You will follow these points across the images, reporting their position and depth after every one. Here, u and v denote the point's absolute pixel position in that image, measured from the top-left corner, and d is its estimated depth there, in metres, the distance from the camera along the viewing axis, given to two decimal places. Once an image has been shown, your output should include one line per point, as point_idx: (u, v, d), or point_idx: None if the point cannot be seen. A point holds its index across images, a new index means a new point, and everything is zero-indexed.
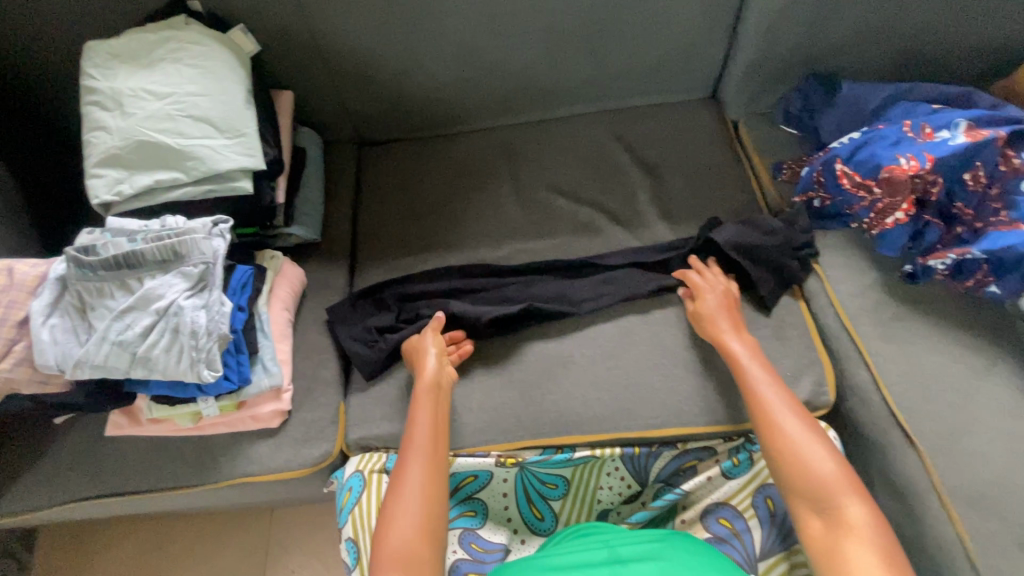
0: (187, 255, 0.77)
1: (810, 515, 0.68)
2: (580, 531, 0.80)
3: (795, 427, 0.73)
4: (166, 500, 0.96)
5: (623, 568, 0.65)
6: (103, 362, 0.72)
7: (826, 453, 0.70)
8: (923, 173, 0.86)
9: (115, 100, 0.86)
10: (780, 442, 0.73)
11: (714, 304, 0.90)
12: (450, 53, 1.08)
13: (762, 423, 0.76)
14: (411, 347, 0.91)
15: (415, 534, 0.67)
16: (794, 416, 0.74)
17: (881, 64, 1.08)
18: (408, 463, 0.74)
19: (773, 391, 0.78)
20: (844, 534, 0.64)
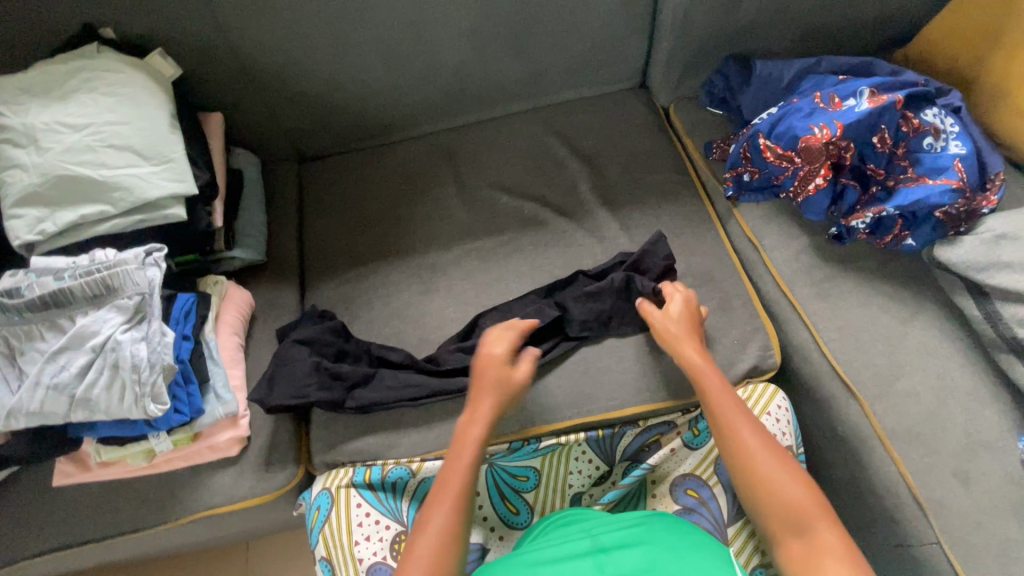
0: (120, 288, 0.74)
1: (788, 540, 0.68)
2: (558, 521, 0.81)
3: (765, 455, 0.73)
4: (127, 545, 0.92)
5: (606, 558, 0.67)
6: (39, 408, 0.69)
7: (794, 476, 0.71)
8: (835, 141, 0.91)
9: (28, 135, 0.82)
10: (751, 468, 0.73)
11: (681, 328, 0.88)
12: (378, 61, 1.08)
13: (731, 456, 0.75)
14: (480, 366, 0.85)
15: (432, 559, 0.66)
16: (764, 446, 0.74)
17: (791, 41, 1.15)
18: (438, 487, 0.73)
19: (743, 418, 0.77)
20: (822, 556, 0.64)
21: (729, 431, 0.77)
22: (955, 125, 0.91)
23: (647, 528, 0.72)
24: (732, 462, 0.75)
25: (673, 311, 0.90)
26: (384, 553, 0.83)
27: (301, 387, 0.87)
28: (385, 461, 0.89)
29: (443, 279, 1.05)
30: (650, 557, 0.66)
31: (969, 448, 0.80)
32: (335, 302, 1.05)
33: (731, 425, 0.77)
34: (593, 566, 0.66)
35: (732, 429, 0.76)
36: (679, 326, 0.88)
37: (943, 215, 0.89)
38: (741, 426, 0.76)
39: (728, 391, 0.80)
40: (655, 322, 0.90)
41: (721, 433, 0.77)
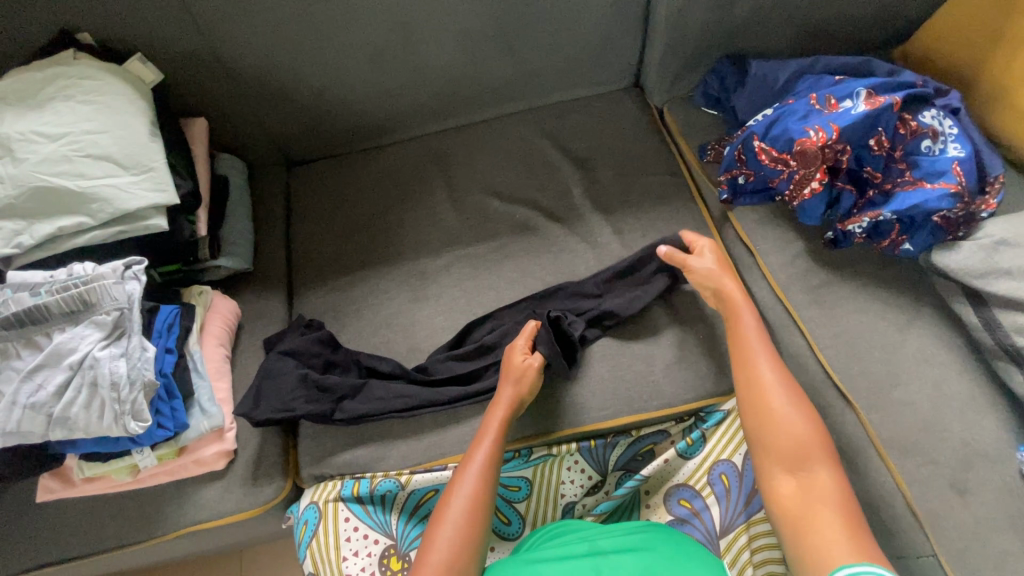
0: (98, 303, 0.73)
1: (783, 475, 0.71)
2: (554, 531, 0.79)
3: (777, 394, 0.76)
4: (114, 560, 0.91)
5: (603, 560, 0.67)
6: (15, 428, 0.67)
7: (803, 418, 0.74)
8: (831, 143, 0.88)
9: (2, 145, 0.80)
10: (761, 408, 0.76)
11: (716, 268, 0.89)
12: (365, 64, 1.06)
13: (746, 383, 0.79)
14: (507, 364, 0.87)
15: (449, 549, 0.69)
16: (780, 380, 0.77)
17: (787, 40, 1.12)
18: (459, 478, 0.76)
19: (762, 351, 0.81)
20: (814, 497, 0.68)
21: (746, 361, 0.81)
22: (954, 126, 0.88)
23: (645, 534, 0.71)
24: (747, 396, 0.79)
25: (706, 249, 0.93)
26: (372, 568, 0.82)
27: (288, 401, 0.86)
28: (373, 474, 0.87)
29: (434, 286, 1.03)
30: (645, 561, 0.65)
31: (967, 458, 0.79)
32: (324, 310, 1.03)
33: (751, 359, 0.81)
34: (590, 568, 0.66)
35: (751, 365, 0.80)
36: (713, 267, 0.90)
37: (940, 219, 0.86)
38: (759, 361, 0.80)
39: (756, 330, 0.83)
40: (687, 263, 0.91)
41: (741, 364, 0.81)
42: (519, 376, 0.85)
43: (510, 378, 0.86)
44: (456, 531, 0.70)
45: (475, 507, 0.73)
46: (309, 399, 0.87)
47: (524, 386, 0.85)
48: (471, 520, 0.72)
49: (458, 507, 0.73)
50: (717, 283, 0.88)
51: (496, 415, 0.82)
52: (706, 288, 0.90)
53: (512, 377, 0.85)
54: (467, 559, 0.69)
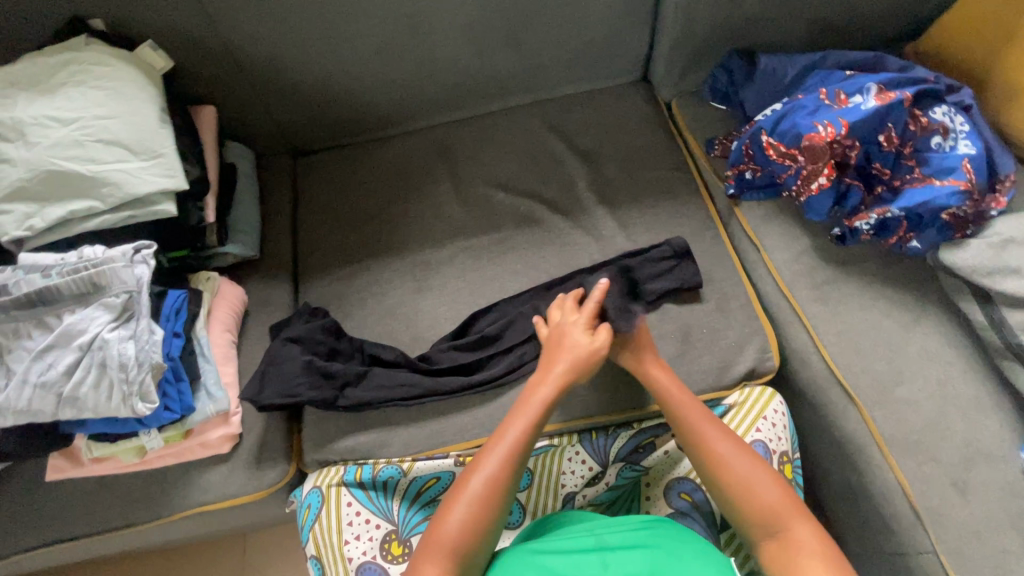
0: (108, 286, 0.74)
1: (765, 541, 0.68)
2: (557, 521, 0.80)
3: (729, 456, 0.73)
4: (121, 539, 0.93)
5: (611, 558, 0.66)
6: (27, 406, 0.69)
7: (768, 484, 0.71)
8: (840, 139, 0.88)
9: (16, 129, 0.81)
10: (719, 474, 0.73)
11: (638, 332, 0.87)
12: (372, 54, 1.06)
13: (699, 455, 0.75)
14: (562, 333, 0.85)
15: (459, 528, 0.68)
16: (727, 442, 0.75)
17: (798, 35, 1.11)
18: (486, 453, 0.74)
19: (700, 417, 0.78)
20: (798, 557, 0.64)
21: (693, 439, 0.76)
22: (965, 123, 0.88)
23: (653, 530, 0.71)
24: (700, 465, 0.75)
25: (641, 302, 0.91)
26: (373, 553, 0.83)
27: (293, 388, 0.87)
28: (376, 460, 0.88)
29: (438, 277, 1.04)
30: (655, 562, 0.65)
31: (969, 457, 0.79)
32: (328, 299, 1.04)
33: (698, 435, 0.76)
34: (598, 565, 0.66)
35: (695, 433, 0.77)
36: (631, 330, 0.87)
37: (950, 217, 0.85)
38: (705, 430, 0.77)
39: (688, 396, 0.81)
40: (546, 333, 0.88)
41: (686, 439, 0.77)
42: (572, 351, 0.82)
43: (563, 351, 0.83)
44: (471, 512, 0.69)
45: (493, 487, 0.71)
46: (314, 386, 0.88)
47: (585, 360, 0.81)
48: (486, 502, 0.70)
49: (477, 487, 0.71)
50: (636, 350, 0.85)
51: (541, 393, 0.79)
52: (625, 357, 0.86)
53: (569, 351, 0.82)
54: (476, 541, 0.68)
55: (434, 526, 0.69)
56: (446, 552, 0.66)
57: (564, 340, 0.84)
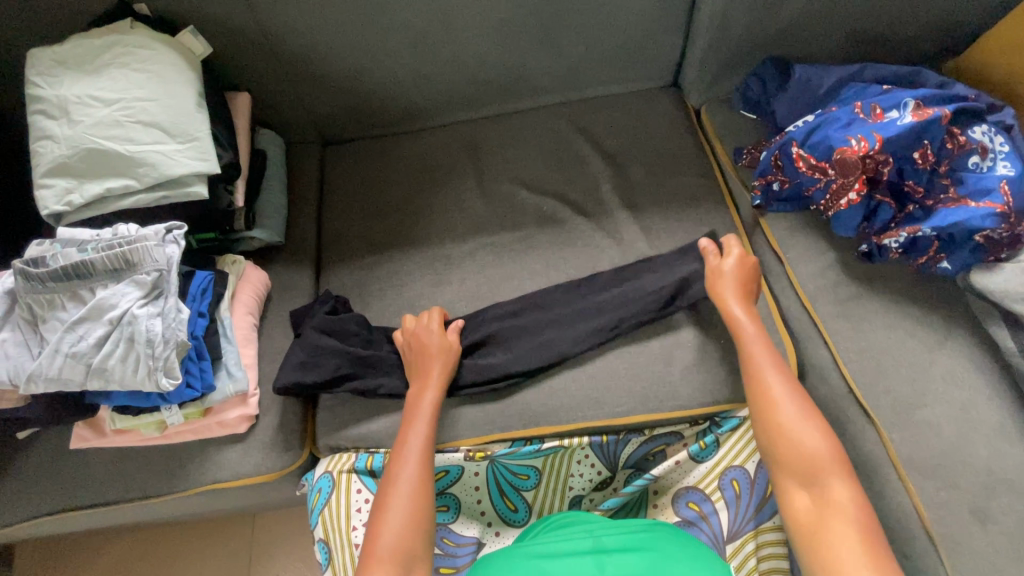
0: (139, 264, 0.76)
1: (797, 492, 0.73)
2: (561, 521, 0.81)
3: (791, 411, 0.77)
4: (137, 511, 0.96)
5: (607, 558, 0.67)
6: (57, 374, 0.71)
7: (819, 441, 0.75)
8: (873, 154, 0.87)
9: (61, 108, 0.84)
10: (773, 427, 0.77)
11: (734, 272, 0.90)
12: (404, 47, 1.07)
13: (765, 415, 0.79)
14: (415, 345, 0.91)
15: (403, 525, 0.72)
16: (794, 399, 0.78)
17: (835, 45, 1.09)
18: (403, 452, 0.80)
19: (773, 369, 0.81)
20: (832, 514, 0.69)
21: (766, 401, 0.79)
22: (1005, 144, 0.86)
23: (649, 534, 0.71)
24: (757, 417, 0.79)
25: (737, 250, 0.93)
26: None
27: (324, 372, 0.89)
28: (387, 450, 0.89)
29: (458, 272, 1.05)
30: (651, 564, 0.65)
31: (990, 485, 0.77)
32: (349, 288, 1.06)
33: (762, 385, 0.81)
34: (592, 565, 0.66)
35: (765, 386, 0.80)
36: (730, 270, 0.91)
37: (983, 239, 0.83)
38: (772, 381, 0.80)
39: (770, 353, 0.83)
40: (715, 265, 0.92)
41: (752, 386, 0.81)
42: (439, 356, 0.89)
43: (433, 359, 0.89)
44: (405, 513, 0.73)
45: (416, 486, 0.76)
46: (345, 371, 0.90)
47: (441, 363, 0.89)
48: (416, 500, 0.75)
49: (401, 494, 0.75)
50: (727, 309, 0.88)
51: (426, 398, 0.85)
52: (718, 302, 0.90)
53: (431, 355, 0.89)
54: (416, 538, 0.72)
55: (371, 535, 0.72)
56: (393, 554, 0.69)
57: (420, 351, 0.90)
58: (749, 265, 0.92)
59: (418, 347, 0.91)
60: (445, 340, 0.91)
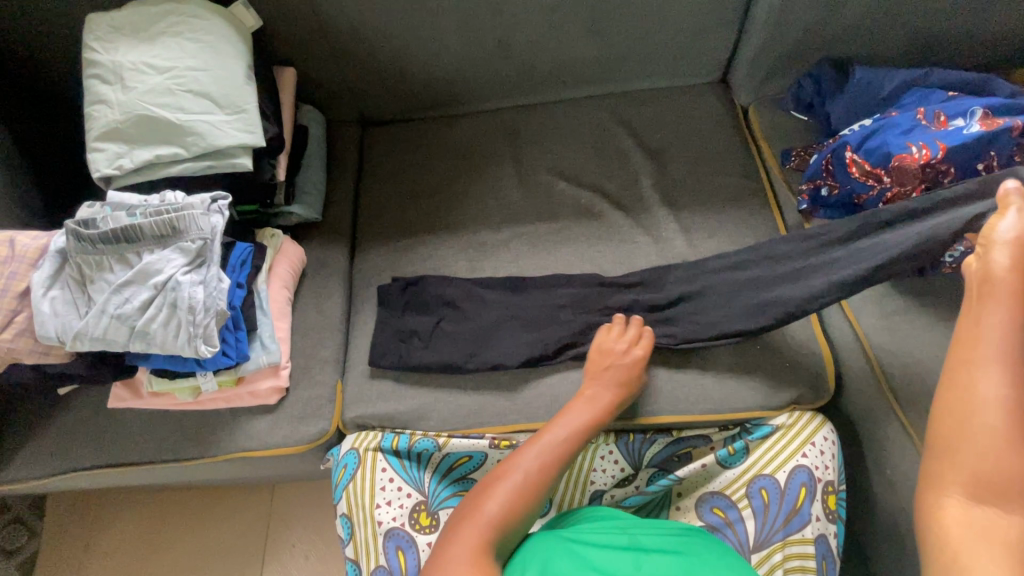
0: (185, 231, 0.76)
1: (954, 504, 0.51)
2: (589, 514, 0.79)
3: (999, 413, 0.52)
4: (165, 473, 0.98)
5: (645, 557, 0.66)
6: (102, 334, 0.73)
7: (1010, 455, 0.50)
8: (934, 163, 0.83)
9: (115, 73, 0.85)
10: (956, 402, 0.55)
11: (1016, 259, 0.61)
12: (452, 29, 1.06)
13: (962, 392, 0.56)
14: (598, 354, 0.87)
15: (500, 512, 0.66)
16: (1010, 397, 0.53)
17: (897, 48, 1.05)
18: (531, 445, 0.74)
19: (996, 352, 0.56)
20: (988, 540, 0.47)
21: (960, 394, 0.55)
22: None
23: (683, 538, 0.71)
24: (948, 398, 0.56)
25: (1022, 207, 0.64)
26: (402, 520, 0.85)
27: (404, 332, 0.95)
28: (413, 431, 0.90)
29: (491, 260, 1.04)
30: (687, 564, 0.64)
31: None
32: (381, 269, 1.06)
33: (970, 367, 0.57)
34: (631, 561, 0.64)
35: (967, 365, 0.57)
36: (1011, 250, 0.62)
37: None
38: (991, 371, 0.55)
39: (1008, 335, 0.57)
40: (995, 223, 0.65)
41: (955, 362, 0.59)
42: (614, 379, 0.84)
43: (619, 374, 0.85)
44: (511, 497, 0.68)
45: (534, 479, 0.70)
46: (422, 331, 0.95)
47: (622, 387, 0.84)
48: (525, 491, 0.69)
49: (515, 477, 0.70)
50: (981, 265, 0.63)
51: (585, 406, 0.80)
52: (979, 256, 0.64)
53: (610, 375, 0.85)
54: (511, 527, 0.66)
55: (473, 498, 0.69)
56: (473, 534, 0.64)
57: (600, 360, 0.87)
58: None
59: (606, 357, 0.87)
60: (632, 361, 0.86)
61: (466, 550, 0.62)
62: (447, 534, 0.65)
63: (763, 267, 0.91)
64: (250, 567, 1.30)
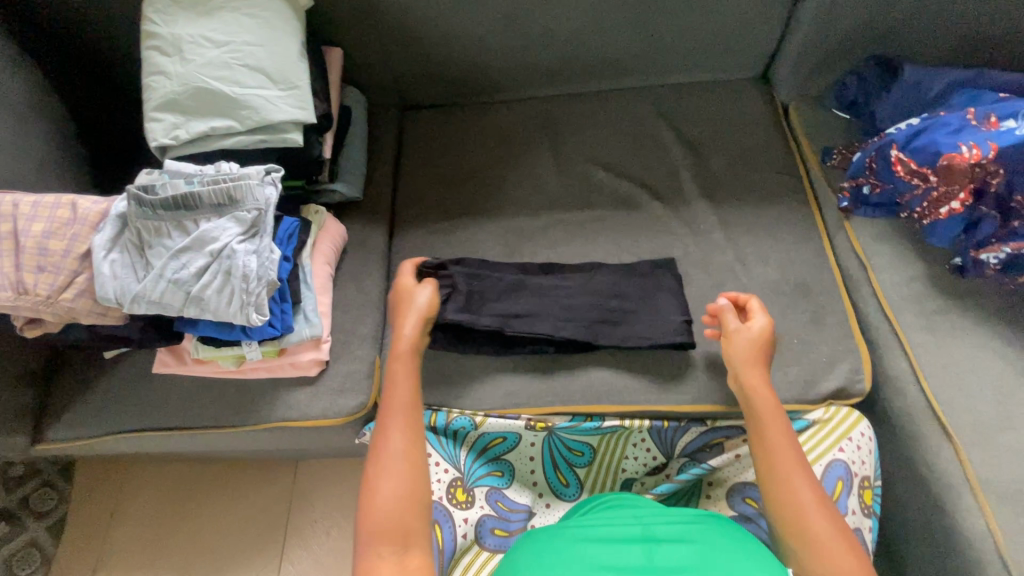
0: (241, 201, 0.78)
1: None
2: (610, 503, 0.81)
3: (812, 497, 0.68)
4: (202, 441, 1.00)
5: (657, 548, 0.66)
6: (159, 298, 0.74)
7: (831, 531, 0.65)
8: (984, 163, 0.83)
9: (174, 46, 0.87)
10: (784, 496, 0.69)
11: (744, 352, 0.81)
12: (499, 16, 1.06)
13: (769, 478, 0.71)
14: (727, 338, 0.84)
15: (398, 497, 0.68)
16: (807, 478, 0.70)
17: (945, 49, 1.04)
18: (389, 424, 0.75)
19: (783, 430, 0.74)
20: None
21: (774, 468, 0.71)
22: None
23: (703, 526, 0.70)
24: (772, 488, 0.70)
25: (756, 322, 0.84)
26: (439, 494, 0.86)
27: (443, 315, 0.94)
28: (450, 409, 0.92)
29: (529, 245, 1.05)
30: (700, 555, 0.64)
31: None
32: (419, 250, 1.07)
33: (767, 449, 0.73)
34: (641, 554, 0.65)
35: (779, 452, 0.72)
36: (745, 348, 0.82)
37: None
38: (789, 457, 0.71)
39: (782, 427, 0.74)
40: (730, 330, 0.84)
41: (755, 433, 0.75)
42: (415, 316, 0.85)
43: (751, 360, 0.81)
44: (402, 486, 0.69)
45: (411, 456, 0.72)
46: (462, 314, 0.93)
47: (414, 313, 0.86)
48: (409, 475, 0.70)
49: (395, 460, 0.71)
50: (743, 368, 0.80)
51: (404, 342, 0.82)
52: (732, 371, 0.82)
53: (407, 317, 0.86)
54: (413, 510, 0.68)
55: (365, 504, 0.68)
56: (386, 526, 0.66)
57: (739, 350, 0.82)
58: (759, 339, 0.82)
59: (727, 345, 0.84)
60: (421, 303, 0.87)
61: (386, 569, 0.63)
62: (361, 560, 0.64)
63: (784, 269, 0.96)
64: (273, 540, 1.32)
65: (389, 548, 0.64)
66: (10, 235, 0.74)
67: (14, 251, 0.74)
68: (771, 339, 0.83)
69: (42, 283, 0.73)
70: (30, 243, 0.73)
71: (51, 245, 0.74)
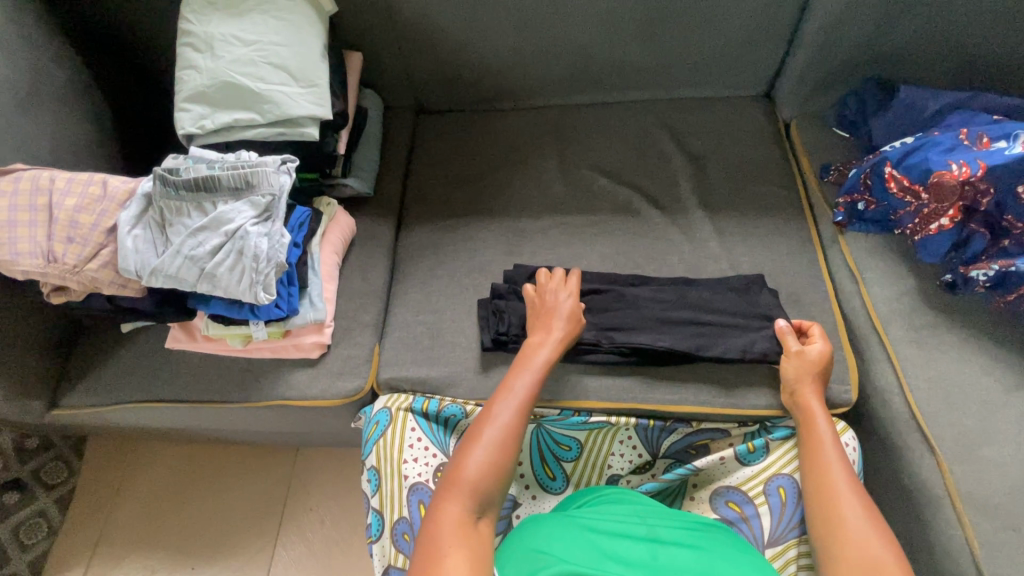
0: (257, 186, 0.83)
1: None
2: (613, 496, 0.82)
3: (852, 507, 0.75)
4: (207, 416, 1.04)
5: (661, 548, 0.68)
6: (176, 273, 0.80)
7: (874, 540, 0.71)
8: (974, 180, 0.85)
9: (206, 43, 0.94)
10: (829, 510, 0.76)
11: (800, 371, 0.87)
12: (512, 28, 1.12)
13: (817, 496, 0.78)
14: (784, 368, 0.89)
15: (489, 461, 0.74)
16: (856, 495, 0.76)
17: (944, 72, 1.07)
18: (500, 395, 0.81)
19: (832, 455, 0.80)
20: None
21: (821, 487, 0.78)
22: None
23: (706, 536, 0.73)
24: (817, 505, 0.77)
25: (817, 346, 0.89)
26: (426, 477, 0.89)
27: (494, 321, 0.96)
28: (443, 397, 0.95)
29: (530, 245, 1.08)
30: (706, 561, 0.67)
31: None
32: (423, 245, 1.11)
33: (818, 471, 0.80)
34: (646, 551, 0.68)
35: (823, 472, 0.79)
36: (800, 369, 0.87)
37: None
38: (834, 477, 0.78)
39: (834, 449, 0.81)
40: (790, 350, 0.89)
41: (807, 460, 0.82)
42: (561, 316, 0.90)
43: (802, 379, 0.87)
44: (493, 453, 0.75)
45: (511, 436, 0.77)
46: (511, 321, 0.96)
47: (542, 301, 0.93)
48: (503, 448, 0.76)
49: (494, 435, 0.76)
50: (797, 387, 0.87)
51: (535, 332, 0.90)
52: (786, 390, 0.88)
53: (561, 314, 0.90)
54: (494, 483, 0.73)
55: (458, 464, 0.74)
56: (470, 483, 0.72)
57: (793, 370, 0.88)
58: (816, 362, 0.87)
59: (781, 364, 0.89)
60: (569, 304, 0.91)
61: (454, 522, 0.68)
62: (435, 508, 0.70)
63: (809, 291, 0.99)
64: (269, 524, 1.35)
65: (464, 505, 0.70)
66: (45, 208, 0.80)
67: (47, 222, 0.79)
68: (828, 355, 0.88)
69: (70, 253, 0.79)
70: (62, 216, 0.79)
71: (81, 219, 0.80)
